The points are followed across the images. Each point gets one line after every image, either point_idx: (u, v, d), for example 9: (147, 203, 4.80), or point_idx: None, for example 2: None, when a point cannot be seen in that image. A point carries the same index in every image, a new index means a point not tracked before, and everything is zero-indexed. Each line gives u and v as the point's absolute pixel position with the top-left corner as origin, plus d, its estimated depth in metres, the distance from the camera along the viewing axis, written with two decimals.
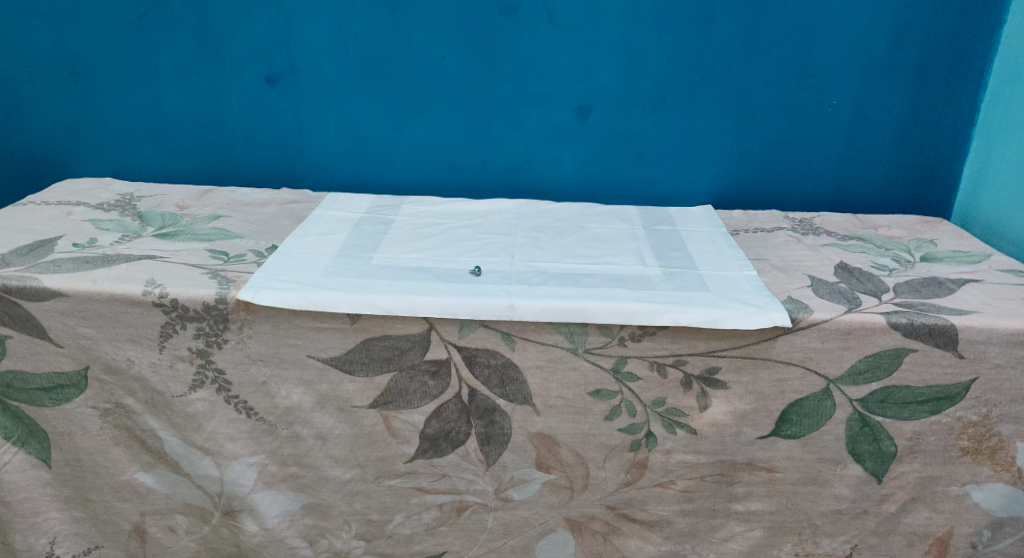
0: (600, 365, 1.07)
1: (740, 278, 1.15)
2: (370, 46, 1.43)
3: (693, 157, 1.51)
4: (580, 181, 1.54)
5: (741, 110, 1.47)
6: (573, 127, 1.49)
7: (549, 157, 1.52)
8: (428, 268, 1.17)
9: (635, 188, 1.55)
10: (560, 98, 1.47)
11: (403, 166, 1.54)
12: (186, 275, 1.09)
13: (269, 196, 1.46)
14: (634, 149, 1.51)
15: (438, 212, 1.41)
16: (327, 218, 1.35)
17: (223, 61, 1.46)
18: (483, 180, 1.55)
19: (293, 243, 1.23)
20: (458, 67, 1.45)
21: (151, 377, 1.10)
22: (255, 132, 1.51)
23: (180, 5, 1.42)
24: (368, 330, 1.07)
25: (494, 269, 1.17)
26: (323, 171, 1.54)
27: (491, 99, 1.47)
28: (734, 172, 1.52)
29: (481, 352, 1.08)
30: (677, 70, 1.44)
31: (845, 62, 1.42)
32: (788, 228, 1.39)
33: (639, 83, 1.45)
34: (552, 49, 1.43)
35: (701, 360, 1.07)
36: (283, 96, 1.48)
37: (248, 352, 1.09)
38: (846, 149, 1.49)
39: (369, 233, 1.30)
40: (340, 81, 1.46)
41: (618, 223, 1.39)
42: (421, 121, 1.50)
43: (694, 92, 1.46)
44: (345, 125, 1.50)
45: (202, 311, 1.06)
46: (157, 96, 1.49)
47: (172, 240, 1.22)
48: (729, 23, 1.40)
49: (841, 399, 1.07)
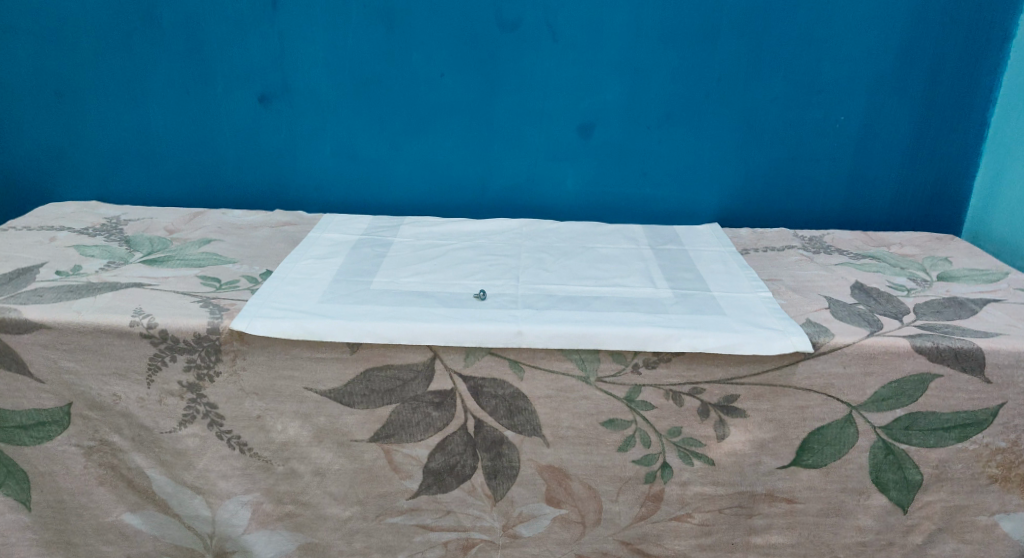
0: (613, 393, 1.02)
1: (756, 300, 1.11)
2: (367, 64, 1.39)
3: (698, 175, 1.47)
4: (584, 200, 1.50)
5: (747, 126, 1.43)
6: (576, 145, 1.46)
7: (551, 176, 1.48)
8: (430, 292, 1.12)
9: (640, 207, 1.51)
10: (562, 116, 1.43)
11: (402, 186, 1.49)
12: (176, 304, 1.04)
13: (262, 218, 1.40)
14: (639, 166, 1.47)
15: (439, 234, 1.36)
16: (322, 241, 1.30)
17: (214, 81, 1.41)
18: (484, 200, 1.50)
19: (288, 267, 1.18)
20: (457, 84, 1.41)
21: (139, 413, 1.04)
22: (247, 152, 1.46)
23: (169, 23, 1.37)
24: (369, 359, 1.02)
25: (499, 293, 1.12)
26: (320, 192, 1.49)
27: (491, 116, 1.43)
28: (740, 190, 1.48)
29: (487, 382, 1.03)
30: (682, 87, 1.41)
31: (853, 78, 1.39)
32: (798, 246, 1.35)
33: (643, 100, 1.42)
34: (553, 66, 1.39)
35: (719, 387, 1.02)
36: (277, 116, 1.43)
37: (242, 385, 1.03)
38: (854, 165, 1.46)
39: (367, 257, 1.25)
40: (336, 100, 1.42)
41: (624, 243, 1.35)
42: (419, 140, 1.45)
43: (699, 109, 1.42)
44: (340, 144, 1.45)
45: (193, 342, 1.00)
46: (146, 116, 1.44)
47: (161, 267, 1.17)
48: (735, 39, 1.37)
49: (864, 426, 1.03)
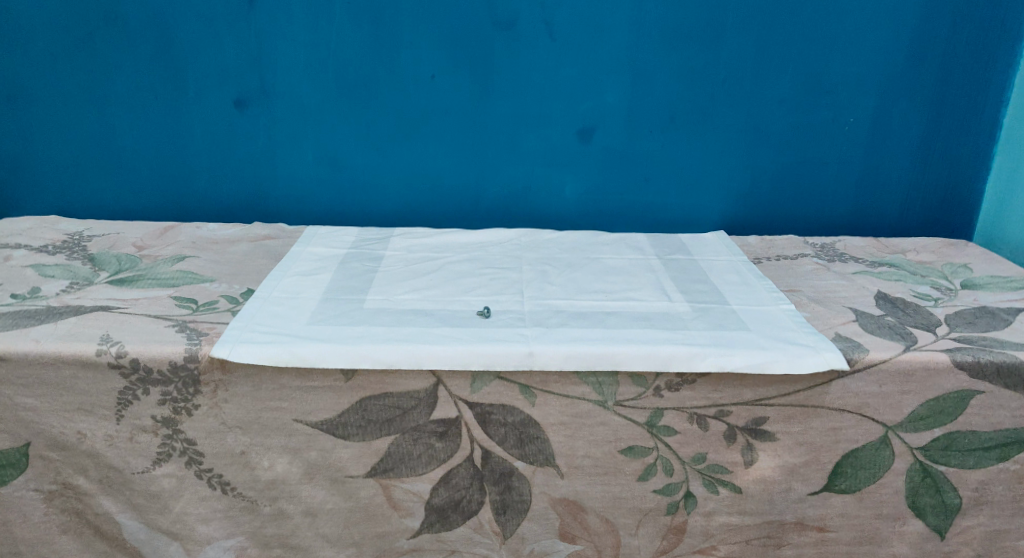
0: (633, 419, 0.94)
1: (779, 313, 1.04)
2: (351, 66, 1.30)
3: (703, 180, 1.40)
4: (584, 208, 1.42)
5: (754, 129, 1.37)
6: (575, 150, 1.38)
7: (549, 183, 1.40)
8: (429, 310, 1.03)
9: (643, 216, 1.43)
10: (560, 119, 1.35)
11: (390, 196, 1.40)
12: (149, 330, 0.94)
13: (240, 232, 1.30)
14: (642, 172, 1.40)
15: (432, 246, 1.28)
16: (307, 255, 1.20)
17: (187, 84, 1.30)
18: (478, 209, 1.42)
19: (272, 285, 1.08)
20: (449, 86, 1.32)
21: (107, 452, 0.94)
22: (223, 161, 1.36)
23: (135, 22, 1.26)
24: (365, 387, 0.93)
25: (504, 310, 1.04)
26: (301, 203, 1.39)
27: (486, 121, 1.35)
28: (747, 196, 1.42)
29: (496, 409, 0.94)
30: (687, 88, 1.34)
31: (864, 78, 1.34)
32: (811, 254, 1.29)
33: (645, 103, 1.35)
34: (551, 66, 1.32)
35: (746, 410, 0.94)
36: (255, 122, 1.33)
37: (223, 419, 0.93)
38: (864, 169, 1.40)
39: (357, 272, 1.16)
40: (319, 104, 1.32)
41: (629, 253, 1.28)
42: (408, 146, 1.36)
43: (704, 111, 1.35)
44: (323, 151, 1.36)
45: (169, 372, 0.90)
46: (110, 124, 1.33)
47: (130, 287, 1.06)
48: (742, 38, 1.31)
49: (901, 447, 0.96)
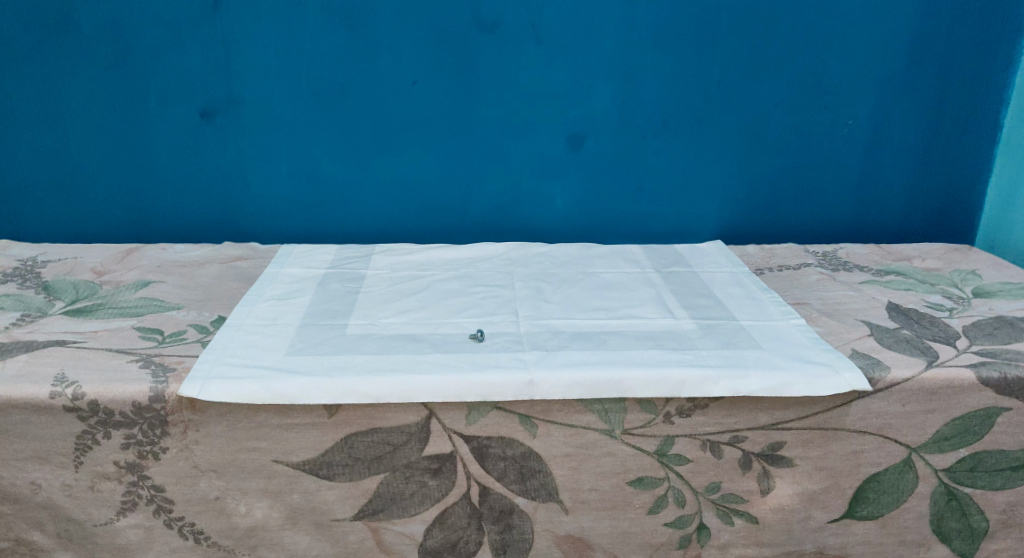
0: (642, 448, 0.87)
1: (790, 329, 0.98)
2: (327, 73, 1.22)
3: (699, 187, 1.35)
4: (575, 219, 1.36)
5: (751, 132, 1.31)
6: (565, 158, 1.31)
7: (538, 194, 1.33)
8: (418, 336, 0.96)
9: (636, 226, 1.37)
10: (548, 126, 1.29)
11: (371, 210, 1.32)
12: (110, 367, 0.86)
13: (209, 253, 1.22)
14: (635, 180, 1.34)
15: (416, 264, 1.20)
16: (282, 277, 1.12)
17: (147, 96, 1.22)
18: (464, 222, 1.34)
19: (245, 312, 1.00)
20: (430, 93, 1.25)
21: (65, 503, 0.86)
22: (190, 177, 1.27)
23: (90, 30, 1.18)
24: (350, 423, 0.85)
25: (499, 332, 0.97)
26: (275, 219, 1.31)
27: (470, 129, 1.28)
28: (744, 203, 1.36)
29: (494, 442, 0.87)
30: (680, 92, 1.28)
31: (861, 78, 1.29)
32: (815, 264, 1.24)
33: (637, 108, 1.29)
34: (537, 70, 1.25)
35: (763, 435, 0.88)
36: (223, 134, 1.25)
37: (195, 462, 0.85)
38: (864, 172, 1.35)
39: (338, 295, 1.08)
40: (293, 114, 1.24)
41: (626, 266, 1.21)
42: (390, 157, 1.29)
43: (699, 115, 1.30)
44: (299, 164, 1.28)
45: (133, 413, 0.83)
46: (66, 139, 1.24)
47: (88, 319, 0.98)
48: (735, 38, 1.25)
49: (925, 470, 0.90)
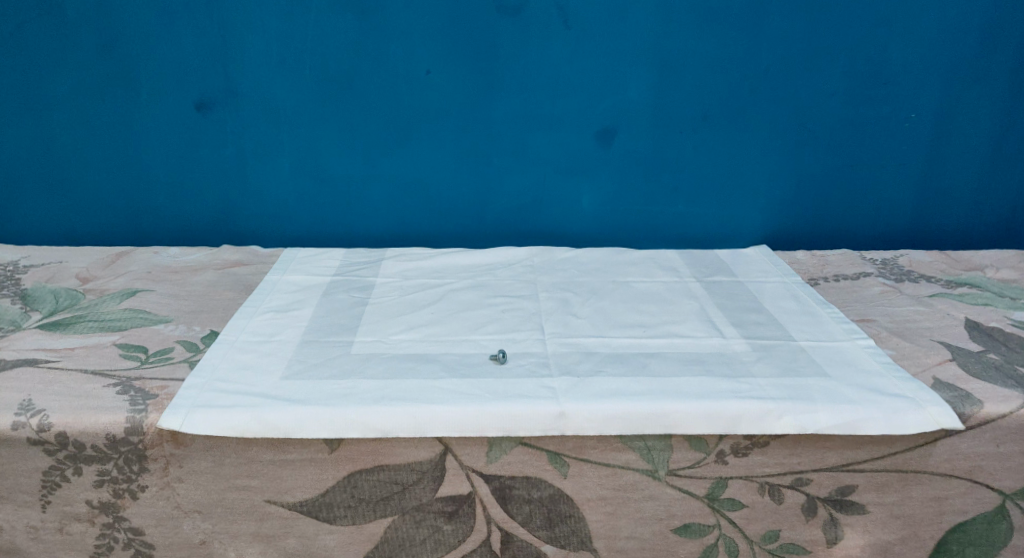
0: (689, 491, 0.76)
1: (855, 350, 0.86)
2: (334, 62, 1.11)
3: (741, 188, 1.22)
4: (603, 222, 1.24)
5: (801, 127, 1.18)
6: (594, 155, 1.19)
7: (564, 194, 1.21)
8: (430, 356, 0.85)
9: (671, 231, 1.25)
10: (576, 120, 1.17)
11: (381, 213, 1.21)
12: (82, 392, 0.76)
13: (205, 258, 1.12)
14: (671, 180, 1.21)
15: (429, 271, 1.09)
16: (284, 287, 1.02)
17: (138, 85, 1.12)
18: (482, 226, 1.23)
19: (241, 326, 0.90)
20: (447, 84, 1.14)
21: (32, 547, 0.76)
22: (185, 175, 1.17)
23: (76, 14, 1.08)
24: (354, 460, 0.75)
25: (523, 353, 0.85)
26: (277, 221, 1.20)
27: (490, 124, 1.17)
28: (792, 205, 1.23)
29: (518, 483, 0.76)
30: (723, 82, 1.16)
31: (927, 68, 1.16)
32: (875, 273, 1.11)
33: (675, 100, 1.16)
34: (565, 59, 1.13)
35: (831, 477, 0.76)
36: (221, 129, 1.14)
37: (177, 503, 0.75)
38: (926, 171, 1.22)
39: (344, 306, 0.97)
40: (296, 106, 1.14)
41: (662, 275, 1.09)
42: (402, 154, 1.18)
43: (743, 108, 1.17)
44: (303, 161, 1.17)
45: (107, 447, 0.72)
46: (51, 133, 1.14)
47: (65, 333, 0.88)
48: (787, 23, 1.12)
49: (1020, 520, 0.78)
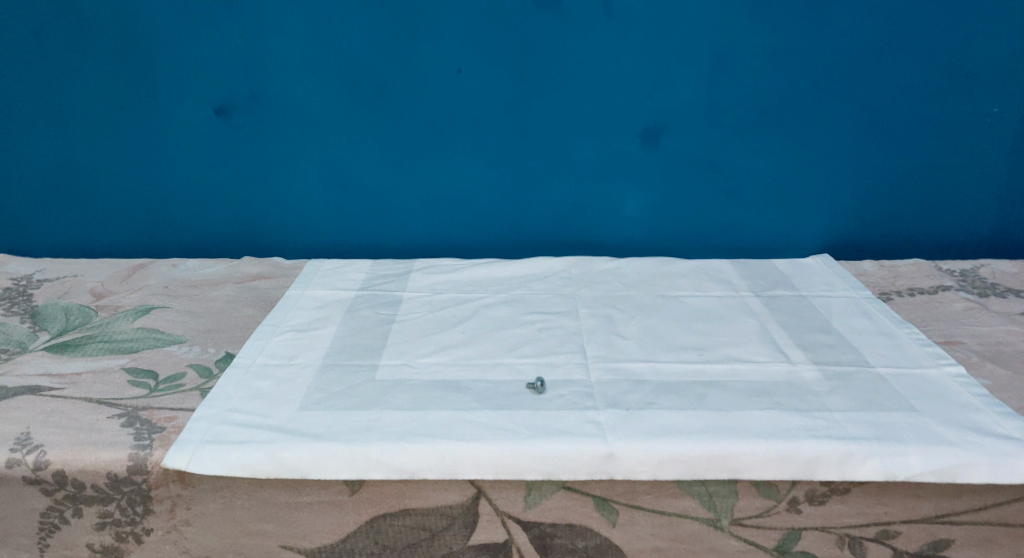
0: (757, 542, 0.69)
1: (943, 378, 0.78)
2: (360, 61, 1.04)
3: (802, 192, 1.12)
4: (649, 230, 1.14)
5: (869, 125, 1.08)
6: (639, 158, 1.10)
7: (607, 200, 1.12)
8: (460, 383, 0.77)
9: (722, 239, 1.15)
10: (620, 120, 1.08)
11: (411, 221, 1.13)
12: (84, 424, 0.69)
13: (226, 271, 1.06)
14: (723, 185, 1.12)
15: (459, 283, 1.01)
16: (306, 303, 0.95)
17: (155, 89, 1.06)
18: (518, 235, 1.15)
19: (258, 348, 0.83)
20: (480, 83, 1.06)
21: None
22: (205, 183, 1.11)
23: (91, 14, 1.02)
24: (377, 504, 0.68)
25: (563, 381, 0.77)
26: (302, 231, 1.14)
27: (527, 126, 1.08)
28: (857, 211, 1.13)
29: (561, 531, 0.69)
30: (782, 77, 1.06)
31: (1012, 59, 1.04)
32: (954, 286, 1.00)
33: (729, 97, 1.07)
34: (608, 54, 1.04)
35: (923, 530, 0.68)
36: (242, 134, 1.08)
37: (186, 547, 0.68)
38: (1009, 173, 1.10)
39: (369, 324, 0.90)
40: (321, 109, 1.07)
41: (715, 288, 1.00)
42: (433, 158, 1.10)
43: (805, 105, 1.07)
44: (329, 167, 1.10)
45: (108, 487, 0.66)
46: (67, 140, 1.09)
47: (73, 355, 0.82)
48: (855, 12, 1.02)
49: None
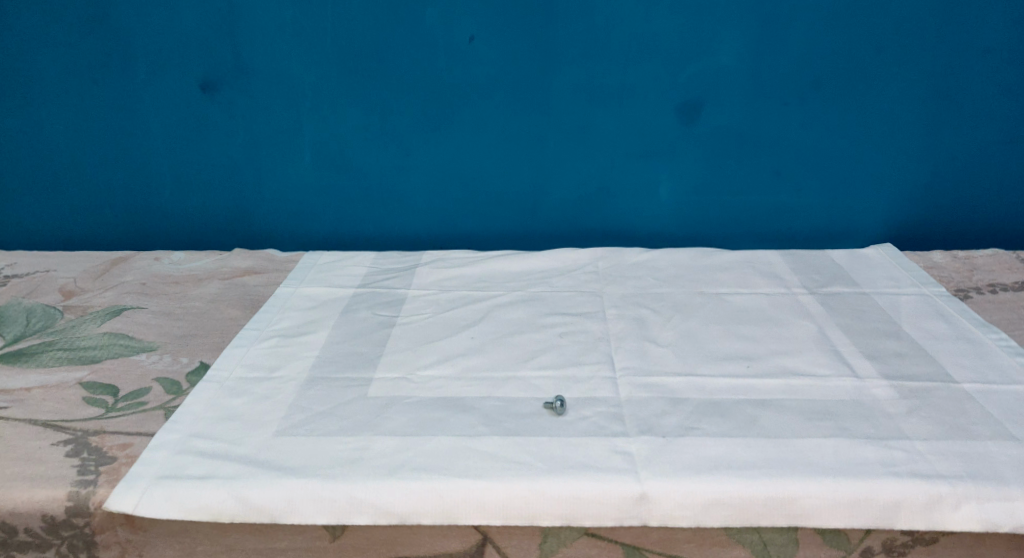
0: None
1: None
2: (358, 28, 0.92)
3: (860, 172, 0.99)
4: (683, 216, 1.01)
5: (939, 95, 0.95)
6: (674, 135, 0.97)
7: (636, 182, 1.00)
8: (465, 401, 0.66)
9: (768, 227, 1.02)
10: (653, 91, 0.95)
11: (417, 208, 1.02)
12: (23, 452, 0.59)
13: (213, 265, 0.96)
14: (769, 164, 0.98)
15: (470, 280, 0.89)
16: (297, 302, 0.84)
17: (132, 63, 0.95)
18: (536, 223, 1.03)
19: (238, 358, 0.73)
20: (493, 51, 0.93)
21: None
22: (190, 167, 1.00)
23: None
24: (364, 551, 0.57)
25: (587, 399, 0.65)
26: (297, 220, 1.03)
27: (547, 99, 0.96)
28: (922, 193, 1.00)
29: None
30: (841, 40, 0.92)
31: None
32: None
33: (779, 63, 0.93)
34: (640, 14, 0.91)
35: None
36: (229, 112, 0.97)
37: None
38: None
39: (367, 327, 0.79)
40: (316, 83, 0.95)
41: (762, 284, 0.87)
42: (441, 137, 0.98)
43: (866, 73, 0.94)
44: (326, 148, 0.99)
45: (45, 531, 0.56)
46: (37, 120, 0.98)
47: (26, 366, 0.72)
48: None
49: None
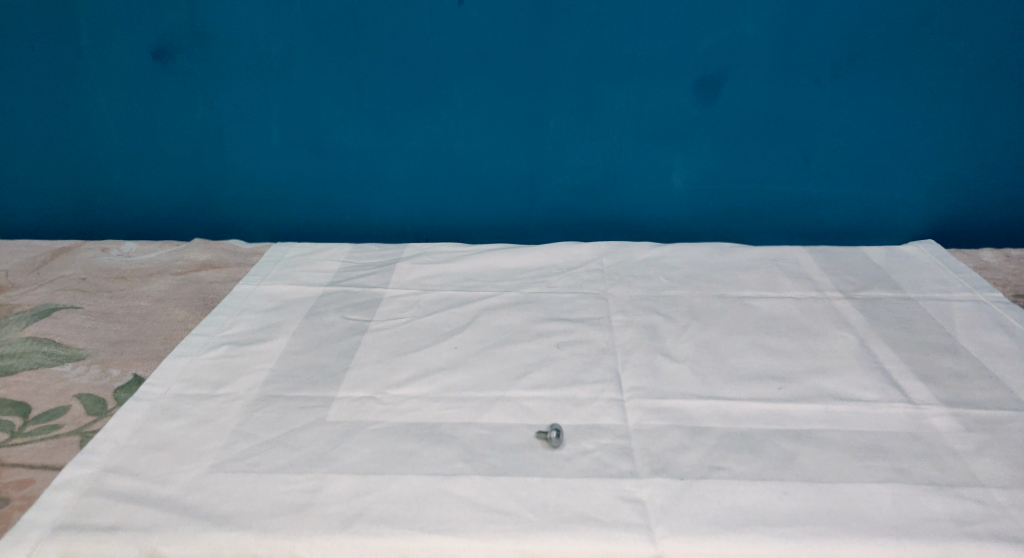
0: None
1: None
2: None
3: (900, 158, 0.87)
4: (699, 206, 0.90)
5: (993, 72, 0.83)
6: (691, 114, 0.85)
7: (647, 168, 0.88)
8: (441, 428, 0.54)
9: (793, 219, 0.91)
10: (668, 65, 0.83)
11: (400, 194, 0.91)
12: None
13: (168, 257, 0.85)
14: (797, 149, 0.87)
15: (457, 278, 0.78)
16: (256, 302, 0.73)
17: (75, 27, 0.83)
18: (534, 212, 0.91)
19: (179, 370, 0.62)
20: (485, 17, 0.82)
21: None
22: (145, 146, 0.89)
23: None
24: None
25: (588, 428, 0.54)
26: (266, 206, 0.92)
27: (548, 73, 0.84)
28: (967, 183, 0.88)
29: None
30: (886, 8, 0.80)
31: None
32: None
33: (813, 34, 0.81)
34: None
35: None
36: (187, 84, 0.85)
37: None
38: None
39: (335, 333, 0.68)
40: (283, 52, 0.83)
41: (793, 286, 0.76)
42: (427, 114, 0.86)
43: (913, 46, 0.82)
44: (296, 126, 0.87)
45: None
46: None
47: None
48: None
49: None
